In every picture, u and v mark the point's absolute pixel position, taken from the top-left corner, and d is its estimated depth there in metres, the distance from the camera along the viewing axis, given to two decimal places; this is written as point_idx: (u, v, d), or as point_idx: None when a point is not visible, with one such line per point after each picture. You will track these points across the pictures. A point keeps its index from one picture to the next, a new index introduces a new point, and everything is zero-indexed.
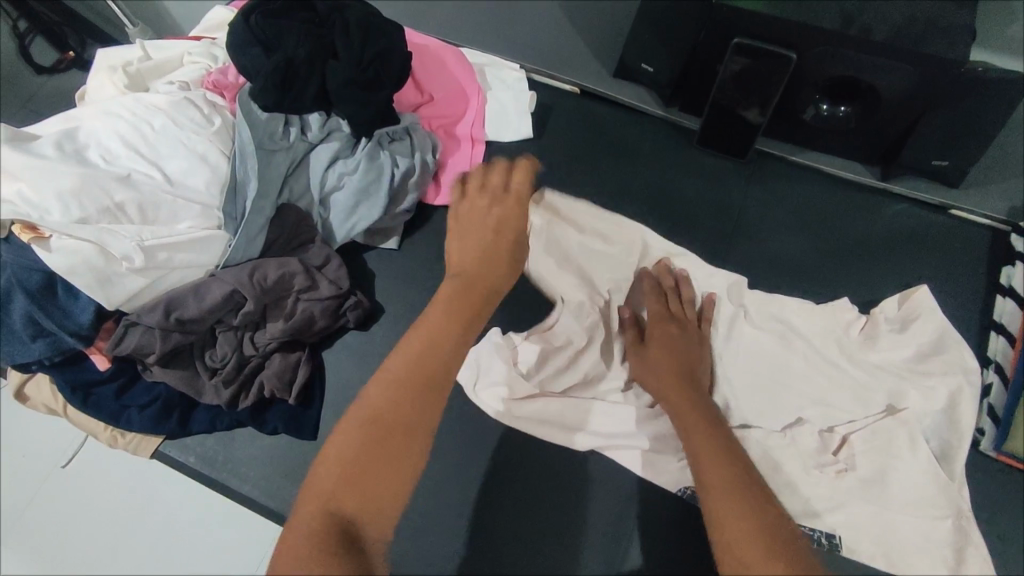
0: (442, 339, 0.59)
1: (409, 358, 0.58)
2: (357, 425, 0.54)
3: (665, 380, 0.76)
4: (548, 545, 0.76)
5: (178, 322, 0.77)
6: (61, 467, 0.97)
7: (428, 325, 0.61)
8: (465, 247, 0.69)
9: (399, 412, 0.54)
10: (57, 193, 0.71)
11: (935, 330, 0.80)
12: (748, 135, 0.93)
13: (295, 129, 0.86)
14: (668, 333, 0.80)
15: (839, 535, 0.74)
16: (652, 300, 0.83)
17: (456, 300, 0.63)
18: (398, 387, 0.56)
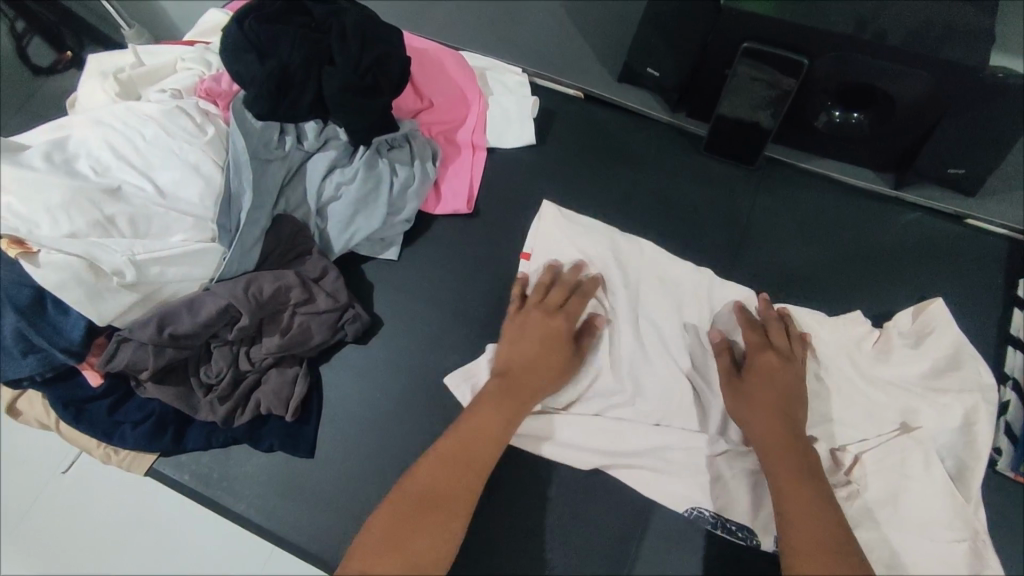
0: (492, 422, 0.71)
1: (459, 438, 0.69)
2: (412, 492, 0.65)
3: (766, 415, 0.70)
4: (551, 567, 0.74)
5: (172, 337, 0.75)
6: (61, 473, 0.95)
7: (479, 411, 0.72)
8: (522, 348, 0.76)
9: (451, 485, 0.66)
10: (46, 207, 0.70)
11: (951, 343, 0.79)
12: (757, 141, 0.91)
13: (290, 138, 0.84)
14: (772, 365, 0.73)
15: None
16: (748, 332, 0.77)
17: (507, 387, 0.73)
18: (450, 462, 0.67)
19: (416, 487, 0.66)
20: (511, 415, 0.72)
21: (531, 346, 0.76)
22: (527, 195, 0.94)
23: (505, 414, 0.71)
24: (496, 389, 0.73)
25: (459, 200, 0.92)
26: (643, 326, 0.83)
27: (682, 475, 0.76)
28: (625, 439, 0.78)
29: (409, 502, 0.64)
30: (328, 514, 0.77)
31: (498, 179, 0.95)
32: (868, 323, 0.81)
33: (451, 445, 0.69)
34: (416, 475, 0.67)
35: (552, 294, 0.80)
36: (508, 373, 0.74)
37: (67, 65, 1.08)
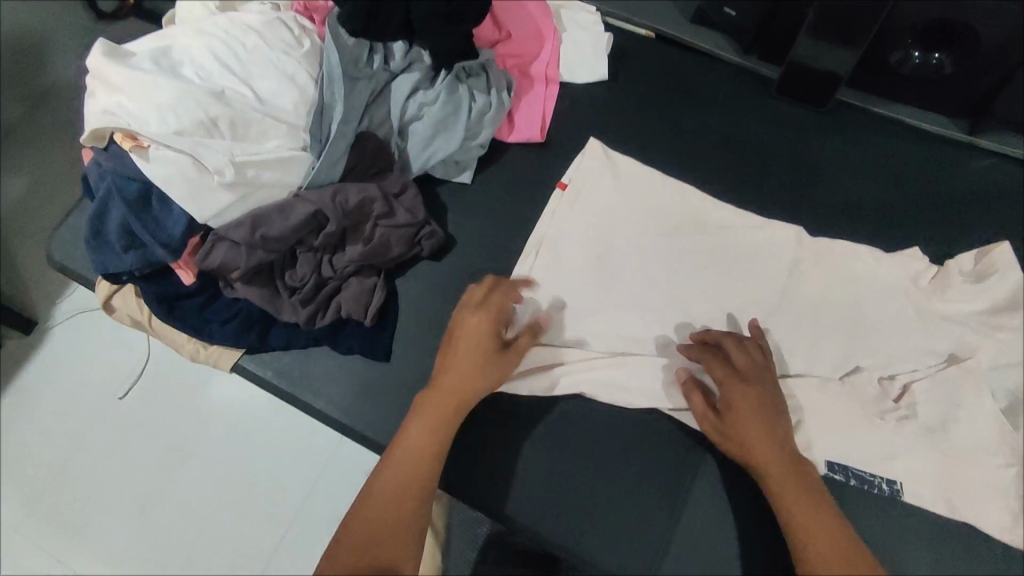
0: (431, 439, 0.68)
1: (394, 470, 0.67)
2: (360, 523, 0.63)
3: (764, 436, 0.69)
4: (614, 475, 0.77)
5: (263, 239, 0.78)
6: (119, 400, 1.16)
7: (410, 432, 0.69)
8: (457, 363, 0.71)
9: (401, 512, 0.64)
10: (156, 105, 0.75)
11: (1015, 287, 0.80)
12: (829, 84, 0.92)
13: (378, 57, 0.87)
14: (748, 397, 0.70)
15: (900, 481, 0.74)
16: (715, 366, 0.73)
17: (438, 403, 0.70)
18: (393, 495, 0.65)
19: (361, 521, 0.64)
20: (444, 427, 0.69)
21: (456, 356, 0.72)
22: (597, 129, 0.96)
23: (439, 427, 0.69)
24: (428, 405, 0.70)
25: (532, 128, 0.95)
26: (707, 252, 0.86)
27: None
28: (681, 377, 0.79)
29: (360, 538, 0.62)
30: (402, 412, 0.82)
31: (571, 113, 0.97)
32: (925, 260, 0.83)
33: (395, 474, 0.66)
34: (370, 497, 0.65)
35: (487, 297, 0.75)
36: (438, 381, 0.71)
37: (130, 10, 1.20)
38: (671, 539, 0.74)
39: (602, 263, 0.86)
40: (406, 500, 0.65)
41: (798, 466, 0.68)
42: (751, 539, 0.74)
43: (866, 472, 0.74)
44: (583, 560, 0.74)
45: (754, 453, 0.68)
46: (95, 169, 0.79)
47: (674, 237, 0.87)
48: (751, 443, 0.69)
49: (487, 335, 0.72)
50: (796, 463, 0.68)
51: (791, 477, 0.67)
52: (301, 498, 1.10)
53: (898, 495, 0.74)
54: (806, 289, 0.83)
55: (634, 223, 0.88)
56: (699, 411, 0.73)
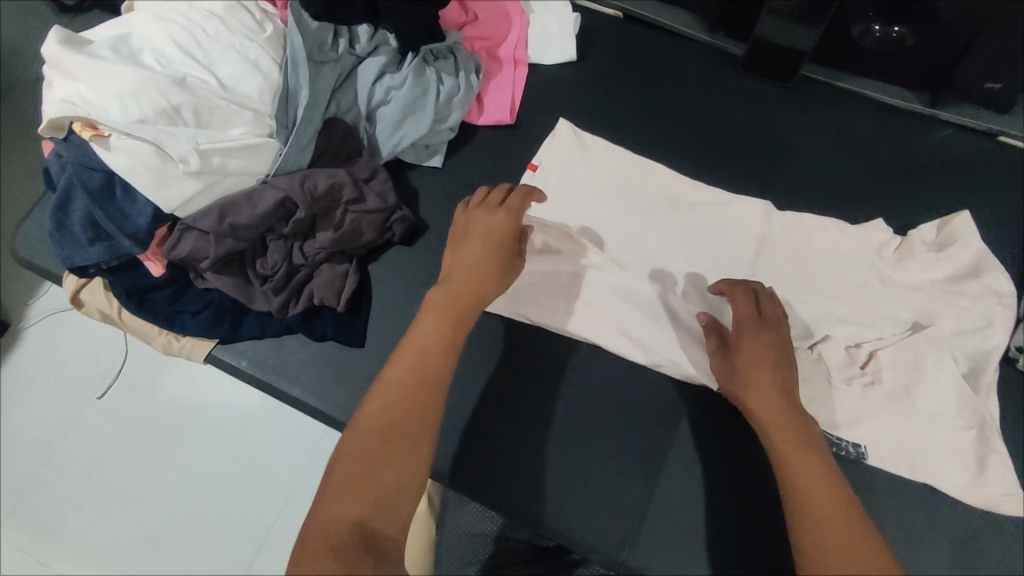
0: (426, 358, 0.67)
1: (408, 368, 0.66)
2: (358, 441, 0.62)
3: (766, 379, 0.68)
4: (589, 450, 0.79)
5: (231, 227, 0.77)
6: (97, 400, 1.14)
7: (412, 349, 0.67)
8: (468, 253, 0.73)
9: (398, 431, 0.63)
10: (116, 93, 0.74)
11: (972, 255, 0.82)
12: (794, 60, 0.92)
13: (343, 41, 0.86)
14: (760, 341, 0.70)
15: (865, 445, 0.76)
16: (740, 302, 0.73)
17: (440, 316, 0.69)
18: (405, 391, 0.65)
19: (375, 418, 0.63)
20: (458, 319, 0.70)
21: (465, 260, 0.72)
22: (566, 110, 0.96)
23: (447, 320, 0.69)
24: (440, 300, 0.70)
25: (502, 110, 0.95)
26: (677, 229, 0.87)
27: None
28: (656, 354, 0.81)
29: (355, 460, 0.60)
30: None
31: (541, 95, 0.97)
32: (890, 230, 0.85)
33: (393, 392, 0.65)
34: (381, 403, 0.64)
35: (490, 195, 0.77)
36: (444, 293, 0.71)
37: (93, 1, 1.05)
38: (647, 512, 0.76)
39: (573, 244, 0.87)
40: (405, 420, 0.63)
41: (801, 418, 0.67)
42: (724, 510, 0.76)
43: (833, 437, 0.76)
44: (561, 535, 0.76)
45: (755, 393, 0.69)
46: (57, 160, 0.77)
47: (645, 216, 0.88)
48: (754, 378, 0.69)
49: (508, 232, 0.74)
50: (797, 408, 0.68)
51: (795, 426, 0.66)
52: (286, 491, 1.09)
53: (864, 459, 0.76)
54: (775, 264, 0.85)
55: (604, 204, 0.89)
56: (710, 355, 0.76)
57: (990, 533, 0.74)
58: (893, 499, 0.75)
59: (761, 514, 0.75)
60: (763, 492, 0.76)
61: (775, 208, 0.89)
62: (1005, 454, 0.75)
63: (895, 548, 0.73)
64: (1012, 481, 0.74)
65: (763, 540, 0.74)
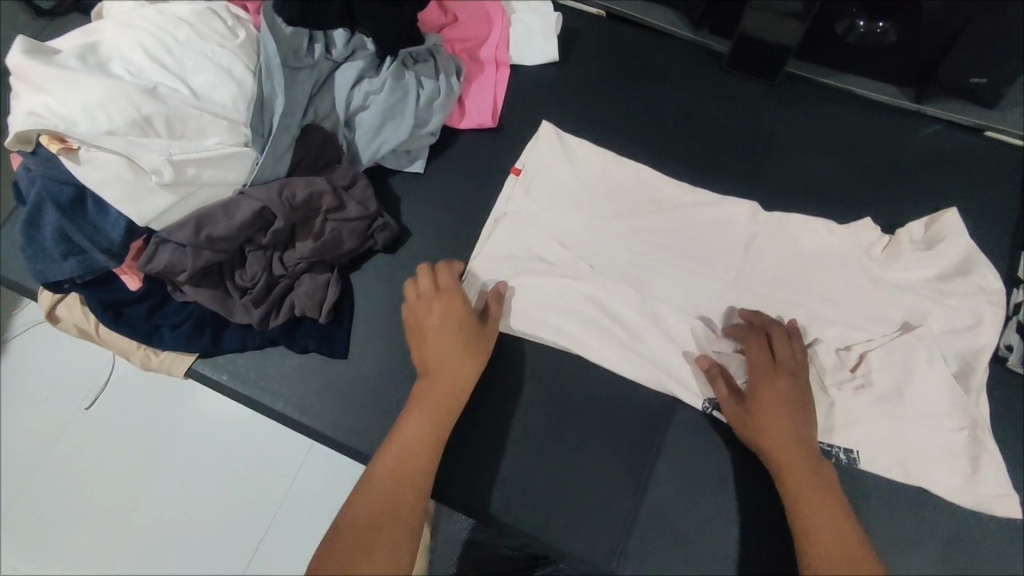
0: (414, 450, 0.68)
1: (389, 465, 0.67)
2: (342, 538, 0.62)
3: (786, 430, 0.69)
4: (578, 459, 0.77)
5: (208, 240, 0.76)
6: (84, 412, 1.12)
7: (401, 440, 0.68)
8: (439, 345, 0.73)
9: (381, 525, 0.63)
10: (84, 104, 0.72)
11: (960, 253, 0.81)
12: (778, 57, 0.91)
13: (319, 46, 0.85)
14: (778, 387, 0.71)
15: (857, 449, 0.75)
16: (754, 347, 0.75)
17: (427, 406, 0.70)
18: (386, 489, 0.65)
19: (358, 516, 0.64)
20: (438, 416, 0.70)
21: (444, 347, 0.73)
22: (549, 112, 0.95)
23: (427, 419, 0.70)
24: (421, 398, 0.71)
25: (484, 113, 0.93)
26: (664, 233, 0.86)
27: None
28: (644, 360, 0.81)
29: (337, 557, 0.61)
30: (362, 409, 0.81)
31: (524, 96, 0.96)
32: (879, 229, 0.84)
33: (378, 486, 0.65)
34: (364, 498, 0.65)
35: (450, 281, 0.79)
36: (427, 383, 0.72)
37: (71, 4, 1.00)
38: (637, 520, 0.75)
39: (558, 249, 0.85)
40: (389, 510, 0.64)
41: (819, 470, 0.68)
42: (715, 517, 0.75)
43: (822, 441, 0.75)
44: (550, 546, 0.75)
45: (774, 437, 0.69)
46: (25, 174, 0.75)
47: (632, 220, 0.87)
48: (772, 427, 0.69)
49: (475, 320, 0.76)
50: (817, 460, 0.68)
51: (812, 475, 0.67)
52: (275, 504, 1.08)
53: (854, 463, 0.75)
54: (764, 266, 0.84)
55: (590, 208, 0.87)
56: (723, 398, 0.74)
57: (983, 534, 0.73)
58: (883, 502, 0.74)
59: (752, 520, 0.75)
60: (754, 497, 0.75)
61: (762, 209, 0.87)
62: (997, 455, 0.74)
63: (886, 552, 0.73)
64: (1004, 482, 0.73)
65: (754, 547, 0.73)
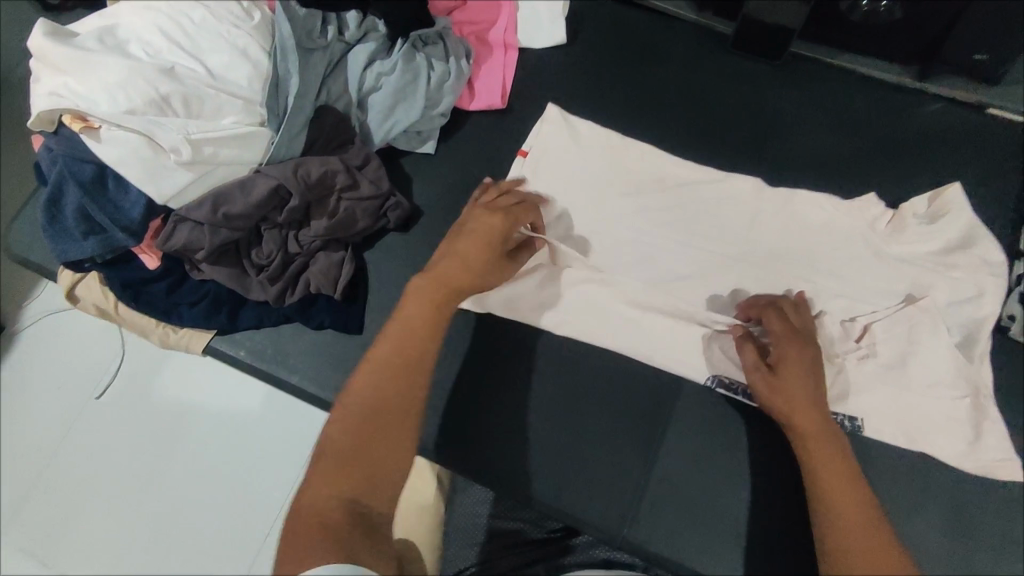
0: (411, 342, 0.65)
1: (392, 344, 0.65)
2: (349, 414, 0.62)
3: (809, 409, 0.68)
4: (590, 430, 0.79)
5: (226, 217, 0.77)
6: (97, 398, 1.14)
7: (396, 334, 0.66)
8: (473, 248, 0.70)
9: (388, 409, 0.63)
10: (104, 85, 0.73)
11: (963, 226, 0.82)
12: (782, 37, 0.93)
13: (332, 27, 0.86)
14: (803, 360, 0.70)
15: (861, 418, 0.77)
16: (774, 321, 0.73)
17: (421, 302, 0.66)
18: (388, 368, 0.64)
19: (360, 398, 0.63)
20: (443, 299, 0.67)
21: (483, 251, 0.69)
22: (556, 93, 0.96)
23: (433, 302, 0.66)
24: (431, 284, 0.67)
25: (493, 94, 0.95)
26: (672, 209, 0.87)
27: (724, 344, 0.80)
28: (654, 332, 0.82)
29: (345, 447, 0.61)
30: None
31: (531, 78, 0.97)
32: (883, 205, 0.85)
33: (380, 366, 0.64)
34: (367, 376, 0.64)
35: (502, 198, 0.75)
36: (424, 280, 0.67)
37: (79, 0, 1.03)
38: (647, 489, 0.77)
39: (567, 227, 0.87)
40: (386, 406, 0.63)
41: (842, 448, 0.68)
42: (724, 485, 0.77)
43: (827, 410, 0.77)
44: (563, 514, 0.76)
45: (795, 410, 0.69)
46: (46, 154, 0.77)
47: (639, 196, 0.88)
48: (795, 404, 0.69)
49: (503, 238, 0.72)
50: (837, 436, 0.69)
51: (834, 454, 0.67)
52: (290, 485, 1.09)
53: (860, 431, 0.77)
54: (769, 241, 0.85)
55: (597, 187, 0.89)
56: (749, 367, 0.72)
57: (987, 499, 0.75)
58: (888, 470, 0.76)
59: (759, 488, 0.76)
60: (762, 466, 0.77)
61: (768, 184, 0.89)
62: (999, 421, 0.76)
63: (892, 516, 0.74)
64: (1007, 447, 0.75)
65: (765, 513, 0.75)
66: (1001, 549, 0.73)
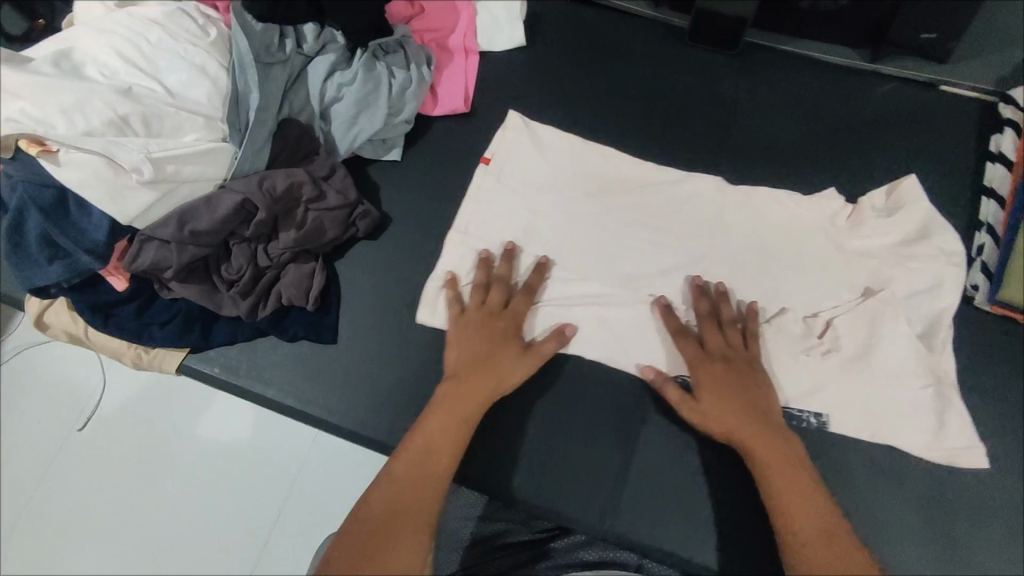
0: (434, 450, 0.67)
1: (417, 452, 0.67)
2: (369, 516, 0.61)
3: (744, 420, 0.70)
4: (570, 424, 0.79)
5: (193, 233, 0.77)
6: (78, 432, 1.13)
7: (420, 440, 0.68)
8: (476, 355, 0.75)
9: (408, 516, 0.62)
10: (61, 107, 0.73)
11: (919, 219, 0.84)
12: (736, 26, 0.94)
13: (290, 41, 0.87)
14: (722, 376, 0.73)
15: (827, 414, 0.77)
16: (687, 348, 0.76)
17: (447, 406, 0.71)
18: (413, 475, 0.65)
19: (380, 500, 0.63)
20: (464, 414, 0.71)
21: (490, 359, 0.74)
22: (520, 94, 0.97)
23: (456, 419, 0.70)
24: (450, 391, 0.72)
25: (456, 99, 0.95)
26: (639, 201, 0.89)
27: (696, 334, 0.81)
28: (627, 325, 0.82)
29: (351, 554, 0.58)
30: (356, 393, 0.82)
31: (494, 81, 0.98)
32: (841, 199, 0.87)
33: (403, 475, 0.65)
34: (389, 482, 0.64)
35: (492, 293, 0.80)
36: (450, 386, 0.72)
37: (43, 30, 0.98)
38: (630, 480, 0.77)
39: (537, 225, 0.88)
40: (408, 512, 0.62)
41: (788, 449, 0.69)
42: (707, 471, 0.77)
43: (793, 408, 0.77)
44: (548, 510, 0.76)
45: (731, 423, 0.70)
46: (6, 180, 0.76)
47: (605, 192, 0.89)
48: (731, 419, 0.70)
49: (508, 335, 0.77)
50: (785, 441, 0.69)
51: (785, 461, 0.68)
52: (279, 505, 1.08)
53: (825, 428, 0.77)
54: (738, 227, 0.86)
55: (565, 183, 0.90)
56: (675, 401, 0.73)
57: (964, 468, 0.76)
58: (864, 447, 0.76)
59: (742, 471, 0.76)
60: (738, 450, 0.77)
61: (732, 171, 0.91)
62: (962, 409, 0.77)
63: (873, 489, 0.75)
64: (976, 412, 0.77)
65: (748, 494, 0.76)
66: (982, 514, 0.74)
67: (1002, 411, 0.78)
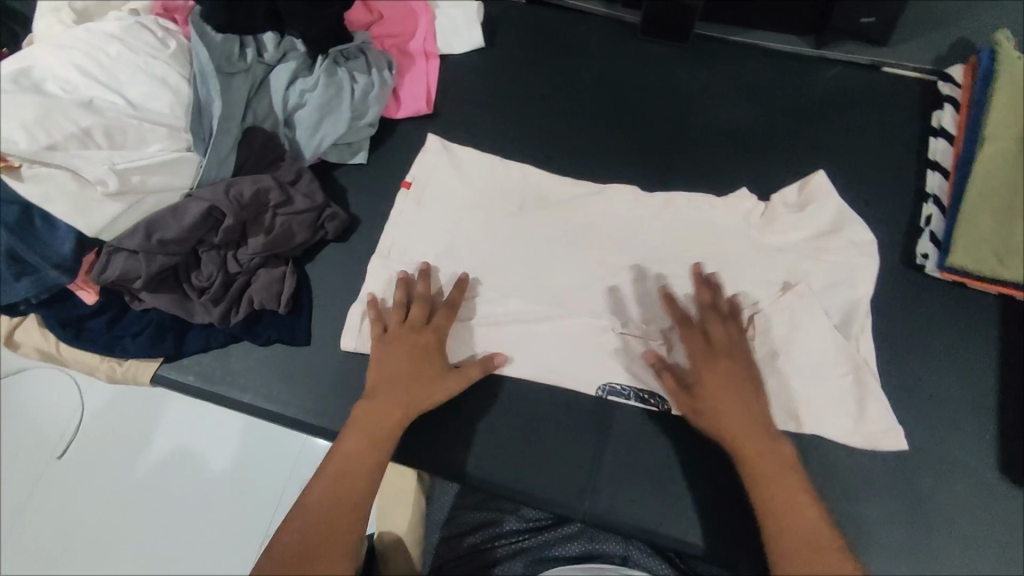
0: (354, 472, 0.69)
1: (332, 476, 0.68)
2: (290, 550, 0.64)
3: (738, 418, 0.70)
4: (542, 410, 0.81)
5: (161, 243, 0.78)
6: (57, 459, 1.12)
7: (336, 462, 0.69)
8: (397, 374, 0.75)
9: (326, 542, 0.65)
10: (19, 121, 0.71)
11: (831, 214, 0.86)
12: (686, 18, 0.98)
13: (251, 50, 0.88)
14: (722, 372, 0.72)
15: None
16: (693, 340, 0.75)
17: (364, 427, 0.72)
18: (328, 501, 0.67)
19: (297, 531, 0.65)
20: (383, 431, 0.71)
21: (410, 378, 0.74)
22: (480, 93, 1.00)
23: (374, 436, 0.71)
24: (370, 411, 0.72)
25: (418, 101, 0.97)
26: (601, 190, 0.91)
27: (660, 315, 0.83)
28: (594, 310, 0.85)
29: None
30: (332, 391, 0.83)
31: (455, 81, 1.01)
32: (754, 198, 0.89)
33: (317, 503, 0.67)
34: (306, 512, 0.66)
35: (415, 308, 0.79)
36: (371, 405, 0.73)
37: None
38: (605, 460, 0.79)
39: (502, 218, 0.90)
40: (327, 538, 0.65)
41: (772, 444, 0.69)
42: (680, 447, 0.78)
43: None
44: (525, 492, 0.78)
45: (724, 420, 0.70)
46: None
47: (566, 183, 0.92)
48: (721, 418, 0.70)
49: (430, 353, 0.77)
50: (772, 438, 0.70)
51: (770, 458, 0.68)
52: (263, 516, 1.06)
53: None
54: (698, 211, 0.88)
55: (528, 177, 0.92)
56: (670, 390, 0.75)
57: (925, 427, 0.79)
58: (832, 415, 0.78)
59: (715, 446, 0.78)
60: None
61: (688, 158, 0.93)
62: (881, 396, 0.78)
63: (838, 453, 0.78)
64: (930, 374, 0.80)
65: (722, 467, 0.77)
66: (945, 471, 0.77)
67: (957, 371, 0.81)
